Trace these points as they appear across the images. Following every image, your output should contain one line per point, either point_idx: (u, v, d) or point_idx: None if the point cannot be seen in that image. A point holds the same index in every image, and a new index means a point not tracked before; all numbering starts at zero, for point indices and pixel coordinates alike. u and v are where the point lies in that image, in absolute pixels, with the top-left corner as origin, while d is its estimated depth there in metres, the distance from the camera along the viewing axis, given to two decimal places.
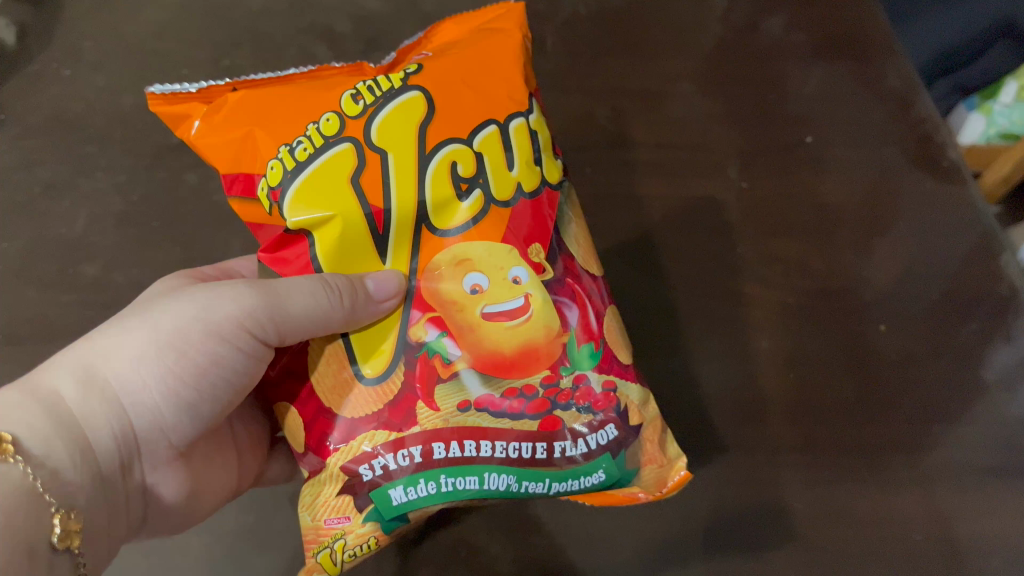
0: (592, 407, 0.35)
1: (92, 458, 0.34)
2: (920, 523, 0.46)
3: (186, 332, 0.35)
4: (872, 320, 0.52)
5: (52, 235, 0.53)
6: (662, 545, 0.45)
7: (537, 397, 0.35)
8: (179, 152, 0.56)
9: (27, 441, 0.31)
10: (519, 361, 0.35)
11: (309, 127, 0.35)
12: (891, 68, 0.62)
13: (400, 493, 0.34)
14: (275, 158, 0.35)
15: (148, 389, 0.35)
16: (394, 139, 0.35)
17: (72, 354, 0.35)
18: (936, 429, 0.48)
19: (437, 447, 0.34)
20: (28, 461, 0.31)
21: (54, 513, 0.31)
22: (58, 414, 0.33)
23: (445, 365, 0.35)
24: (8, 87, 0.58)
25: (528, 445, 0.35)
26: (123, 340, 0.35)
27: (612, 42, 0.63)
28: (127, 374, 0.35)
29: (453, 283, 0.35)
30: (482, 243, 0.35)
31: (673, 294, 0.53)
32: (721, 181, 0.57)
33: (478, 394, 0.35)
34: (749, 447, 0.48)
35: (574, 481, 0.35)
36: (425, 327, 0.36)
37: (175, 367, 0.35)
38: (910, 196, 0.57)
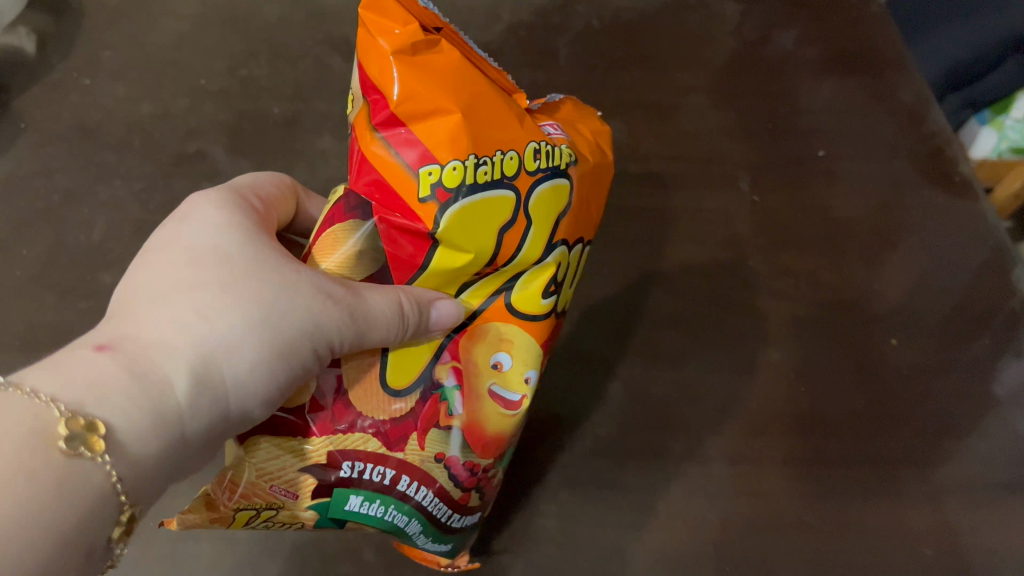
0: (486, 494, 0.38)
1: (179, 461, 0.29)
2: (931, 537, 0.46)
3: (295, 340, 0.32)
4: (884, 333, 0.52)
5: (71, 241, 0.53)
6: (673, 555, 0.45)
7: (474, 474, 0.36)
8: (196, 161, 0.56)
9: (125, 432, 0.27)
10: (489, 443, 0.36)
11: (496, 153, 0.34)
12: (903, 83, 0.63)
13: (356, 502, 0.34)
14: (461, 161, 0.32)
15: (250, 394, 0.31)
16: (540, 215, 0.35)
17: (189, 331, 0.29)
18: (945, 443, 0.49)
19: (405, 479, 0.35)
20: (117, 460, 0.26)
21: (122, 513, 0.27)
22: (165, 410, 0.28)
23: (446, 415, 0.35)
24: (27, 94, 0.59)
25: (444, 507, 0.36)
26: (239, 332, 0.30)
27: (624, 56, 0.63)
28: (238, 370, 0.30)
29: (486, 349, 0.36)
30: (528, 336, 0.37)
31: (685, 305, 0.53)
32: (732, 194, 0.57)
33: (455, 453, 0.36)
34: (759, 459, 0.48)
35: (435, 546, 0.38)
36: (449, 371, 0.36)
37: (277, 374, 0.32)
38: (921, 210, 0.57)
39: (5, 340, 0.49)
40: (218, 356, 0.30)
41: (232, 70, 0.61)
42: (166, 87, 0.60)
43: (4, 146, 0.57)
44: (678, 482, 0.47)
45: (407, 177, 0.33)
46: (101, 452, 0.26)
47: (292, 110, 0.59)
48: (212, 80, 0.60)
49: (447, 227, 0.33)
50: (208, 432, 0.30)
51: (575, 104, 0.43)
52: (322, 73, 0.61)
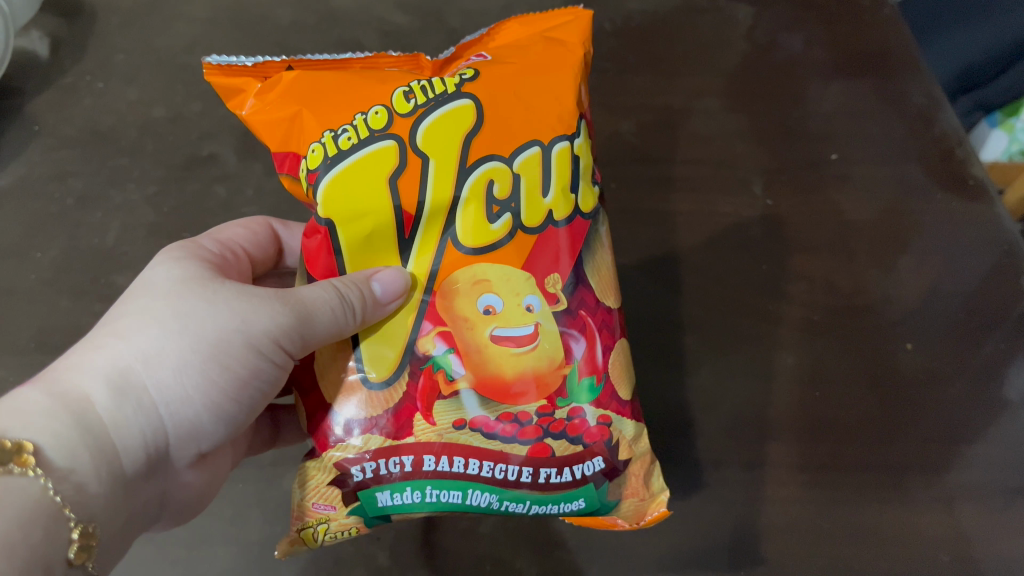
0: (583, 439, 0.35)
1: (118, 469, 0.32)
2: (946, 544, 0.46)
3: (227, 343, 0.35)
4: (898, 338, 0.52)
5: (85, 245, 0.53)
6: (685, 559, 0.45)
7: (530, 424, 0.35)
8: (209, 165, 0.57)
9: (51, 451, 0.30)
10: (518, 386, 0.35)
11: (356, 117, 0.35)
12: (915, 86, 0.62)
13: (387, 496, 0.34)
14: (318, 142, 0.35)
15: (189, 401, 0.34)
16: (437, 146, 0.35)
17: (107, 355, 0.33)
18: (959, 448, 0.48)
19: (428, 459, 0.34)
20: (49, 475, 0.29)
21: (72, 528, 0.30)
22: (87, 422, 0.32)
23: (448, 382, 0.35)
24: (41, 98, 0.59)
25: (515, 469, 0.34)
26: (161, 346, 0.33)
27: (636, 59, 0.63)
28: (161, 380, 0.33)
29: (467, 300, 0.35)
30: (500, 266, 0.35)
31: (698, 309, 0.53)
32: (746, 198, 0.57)
33: (475, 413, 0.35)
34: (775, 464, 0.48)
35: (554, 506, 0.35)
36: (434, 339, 0.35)
37: (217, 379, 0.35)
38: (932, 213, 0.57)
39: (18, 344, 0.49)
40: (140, 371, 0.33)
41: None
42: (179, 90, 0.60)
43: (18, 149, 0.57)
44: (692, 487, 0.47)
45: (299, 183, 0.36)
46: (32, 469, 0.29)
47: None
48: None
49: (325, 204, 0.34)
50: (138, 440, 0.33)
51: (520, 19, 0.40)
52: None
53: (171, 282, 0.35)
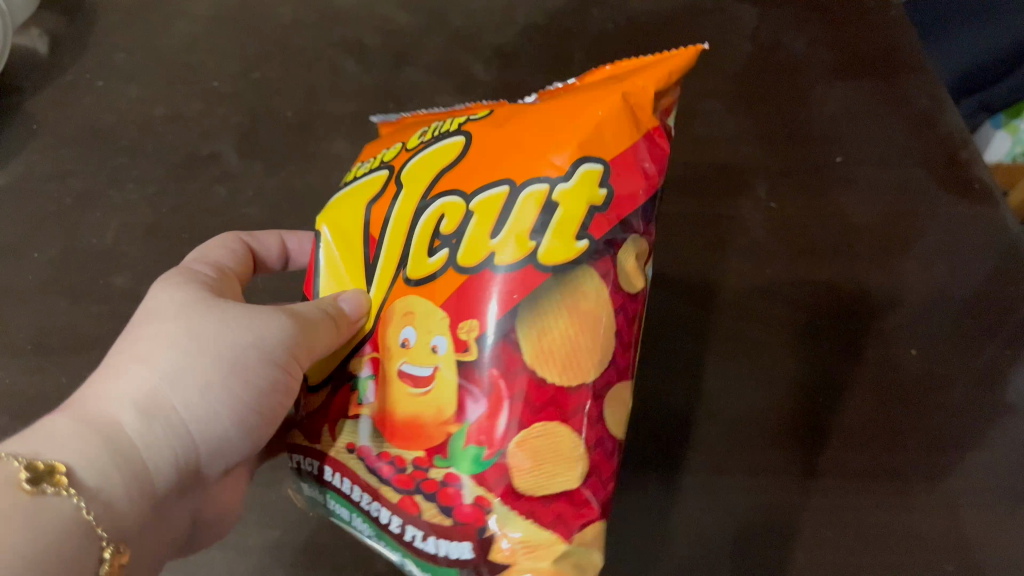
0: (451, 512, 0.29)
1: (153, 493, 0.31)
2: (950, 550, 0.45)
3: (244, 359, 0.34)
4: (901, 343, 0.51)
5: (84, 245, 0.53)
6: (687, 566, 0.45)
7: (403, 472, 0.31)
8: (209, 164, 0.56)
9: (86, 472, 0.29)
10: (405, 430, 0.31)
11: (381, 154, 0.38)
12: (919, 88, 0.62)
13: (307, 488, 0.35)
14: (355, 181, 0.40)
15: (213, 422, 0.34)
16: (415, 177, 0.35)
17: (127, 376, 0.32)
18: (962, 452, 0.48)
19: (329, 472, 0.34)
20: (83, 494, 0.28)
21: (104, 547, 0.28)
22: (121, 444, 0.30)
23: (357, 406, 0.34)
24: (41, 96, 0.59)
25: (386, 512, 0.31)
26: (180, 366, 0.33)
27: (639, 59, 0.63)
28: (188, 400, 0.33)
29: (394, 330, 0.32)
30: (429, 300, 0.31)
31: (701, 312, 0.53)
32: (749, 201, 0.57)
33: (366, 443, 0.33)
34: (777, 470, 0.47)
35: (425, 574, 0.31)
36: (366, 362, 0.34)
37: (237, 398, 0.34)
38: (935, 215, 0.56)
39: (16, 346, 0.49)
40: (159, 393, 0.32)
41: (245, 72, 0.60)
42: (179, 89, 0.59)
43: (17, 148, 0.56)
44: (696, 493, 0.47)
45: None
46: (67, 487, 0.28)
47: (306, 113, 0.58)
48: (225, 82, 0.60)
49: (321, 223, 0.37)
50: (171, 462, 0.32)
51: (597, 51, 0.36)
52: (335, 75, 0.60)
53: (179, 304, 0.35)
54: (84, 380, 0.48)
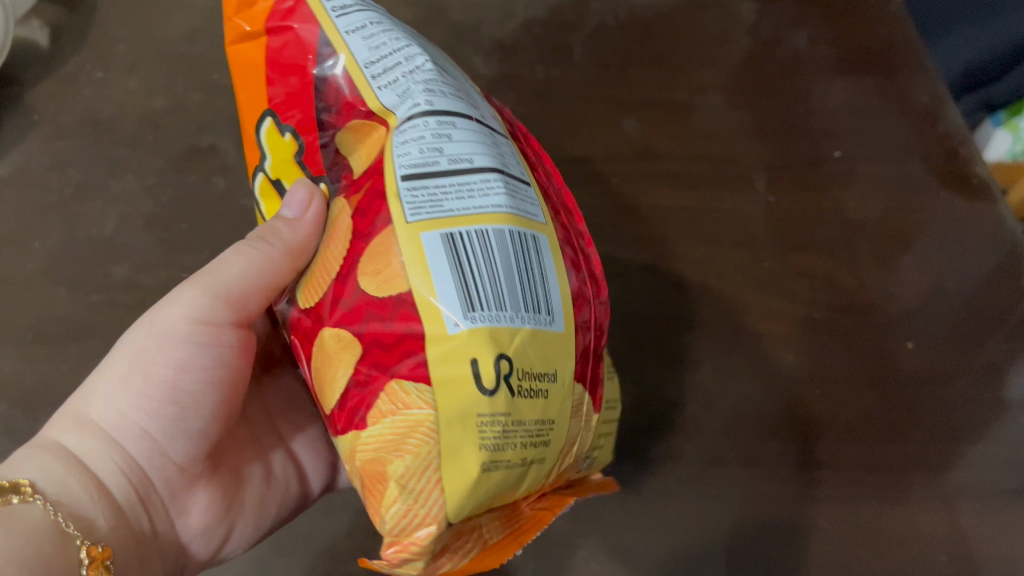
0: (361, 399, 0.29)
1: (110, 494, 0.35)
2: (943, 543, 0.46)
3: (141, 350, 0.36)
4: (899, 337, 0.52)
5: (83, 235, 0.53)
6: (682, 557, 0.45)
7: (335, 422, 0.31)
8: (209, 156, 0.56)
9: (43, 483, 0.33)
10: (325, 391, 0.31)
11: None
12: (919, 84, 0.62)
13: None
14: None
15: (133, 415, 0.35)
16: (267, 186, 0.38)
17: (64, 406, 0.36)
18: (960, 447, 0.48)
19: None
20: (48, 500, 0.32)
21: (82, 545, 0.31)
22: (66, 456, 0.34)
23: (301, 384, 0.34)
24: (41, 87, 0.59)
25: None
26: (99, 382, 0.36)
27: (639, 53, 0.63)
28: (106, 410, 0.35)
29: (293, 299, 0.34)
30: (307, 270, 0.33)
31: (697, 306, 0.53)
32: (748, 194, 0.57)
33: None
34: (771, 462, 0.48)
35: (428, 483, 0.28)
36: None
37: (146, 387, 0.35)
38: (934, 211, 0.56)
39: (17, 335, 0.49)
40: (83, 414, 0.35)
41: None
42: (179, 81, 0.59)
43: (17, 139, 0.57)
44: (692, 484, 0.47)
45: None
46: (35, 497, 0.31)
47: None
48: (225, 75, 0.60)
49: None
50: (117, 468, 0.35)
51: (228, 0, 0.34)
52: None
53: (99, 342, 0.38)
54: (86, 369, 0.48)
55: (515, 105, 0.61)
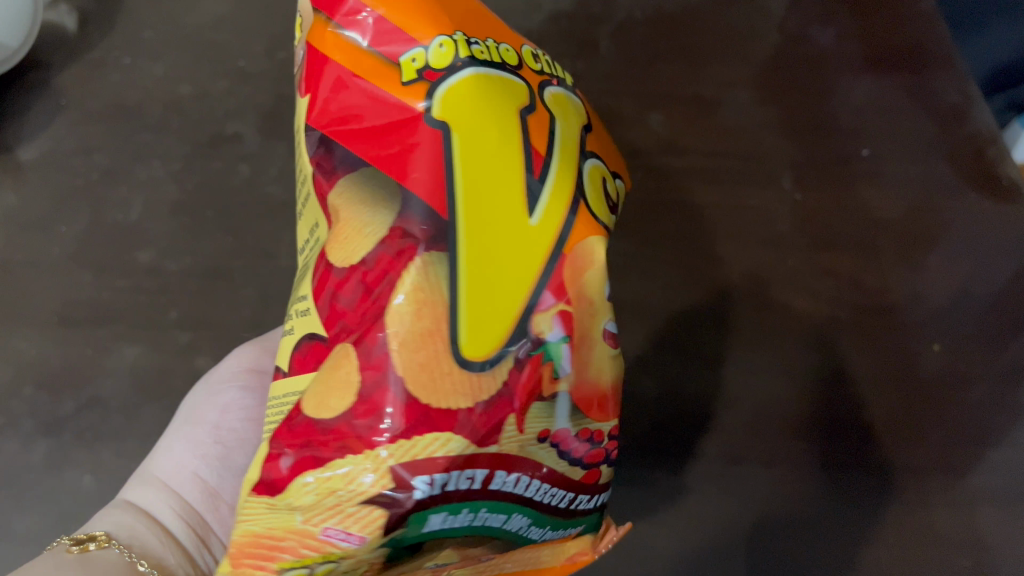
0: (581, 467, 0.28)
1: (172, 529, 0.39)
2: (965, 549, 0.45)
3: (201, 409, 0.45)
4: (925, 339, 0.51)
5: (109, 221, 0.53)
6: (706, 556, 0.45)
7: (597, 447, 0.27)
8: (233, 143, 0.57)
9: (114, 532, 0.37)
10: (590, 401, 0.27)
11: (455, 33, 0.27)
12: (949, 83, 0.61)
13: (439, 521, 0.24)
14: (446, 37, 0.27)
15: (191, 463, 0.43)
16: (556, 146, 0.28)
17: (136, 474, 0.43)
18: (983, 451, 0.47)
19: (500, 476, 0.25)
20: (118, 544, 0.36)
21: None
22: (135, 507, 0.40)
23: (552, 381, 0.26)
24: (69, 71, 0.59)
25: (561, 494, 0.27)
26: (161, 451, 0.43)
27: (666, 48, 0.63)
28: (170, 467, 0.42)
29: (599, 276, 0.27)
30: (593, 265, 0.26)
31: (722, 304, 0.52)
32: (774, 191, 0.56)
33: (562, 426, 0.26)
34: (794, 461, 0.47)
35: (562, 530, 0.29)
36: (553, 318, 0.25)
37: (202, 436, 0.44)
38: (958, 213, 0.55)
39: (42, 318, 0.50)
40: (147, 473, 0.42)
41: (271, 52, 0.60)
42: (205, 67, 0.60)
43: (44, 122, 0.57)
44: (713, 480, 0.47)
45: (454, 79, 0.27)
46: (110, 543, 0.36)
47: None
48: (250, 62, 0.60)
49: (453, 90, 0.26)
50: (175, 511, 0.40)
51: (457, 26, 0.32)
52: None
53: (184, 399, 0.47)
54: (109, 353, 0.49)
55: None
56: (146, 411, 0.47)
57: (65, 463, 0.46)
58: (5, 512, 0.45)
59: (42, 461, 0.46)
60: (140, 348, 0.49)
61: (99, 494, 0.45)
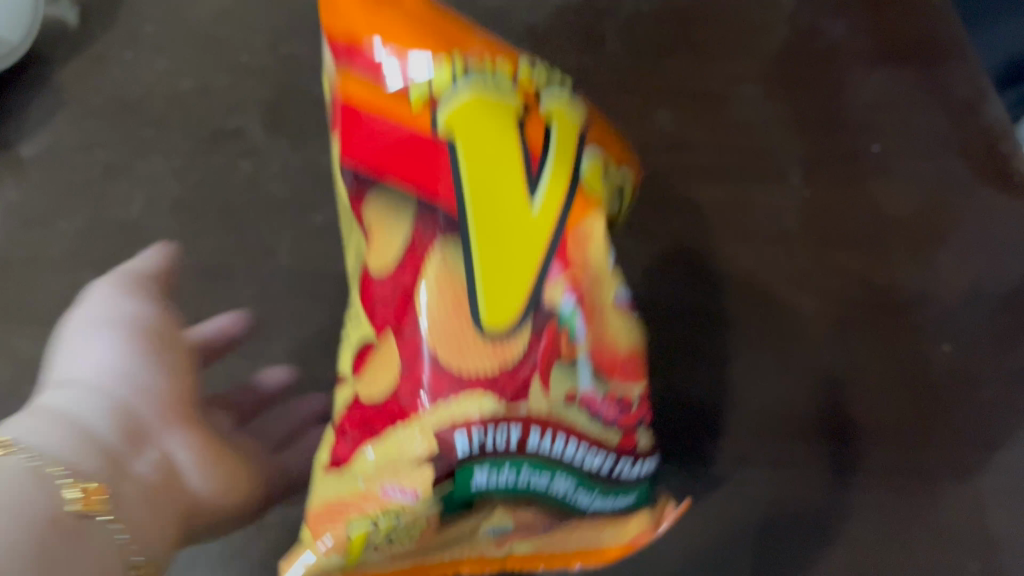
0: (620, 429, 0.30)
1: (123, 456, 0.35)
2: (973, 552, 0.45)
3: (102, 342, 0.39)
4: (936, 339, 0.50)
5: (111, 217, 0.53)
6: (710, 561, 0.45)
7: (630, 406, 0.30)
8: (235, 138, 0.56)
9: (40, 445, 0.32)
10: (618, 365, 0.30)
11: (429, 74, 0.32)
12: (962, 76, 0.60)
13: (484, 475, 0.28)
14: (427, 71, 0.32)
15: (102, 367, 0.38)
16: (479, 125, 0.31)
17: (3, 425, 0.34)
18: (992, 453, 0.47)
19: (533, 435, 0.29)
20: (39, 456, 0.31)
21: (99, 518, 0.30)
22: (63, 415, 0.34)
23: (569, 345, 0.29)
24: (70, 66, 0.59)
25: (602, 458, 0.30)
26: (49, 397, 0.37)
27: (674, 41, 0.62)
28: (91, 366, 0.38)
29: (598, 250, 0.30)
30: (587, 240, 0.30)
31: (729, 303, 0.52)
32: (783, 188, 0.56)
33: (588, 387, 0.29)
34: (801, 464, 0.47)
35: (616, 498, 0.31)
36: (563, 287, 0.29)
37: (112, 371, 0.38)
38: (969, 208, 0.54)
39: (43, 316, 0.49)
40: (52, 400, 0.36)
41: (274, 45, 0.60)
42: (208, 61, 0.59)
43: (46, 118, 0.57)
44: (713, 486, 0.46)
45: (400, 105, 0.32)
46: (13, 449, 0.31)
47: None
48: (253, 56, 0.59)
49: (445, 117, 0.31)
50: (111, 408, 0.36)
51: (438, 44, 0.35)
52: None
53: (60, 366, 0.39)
54: None
55: None
56: None
57: None
58: None
59: None
60: None
61: None
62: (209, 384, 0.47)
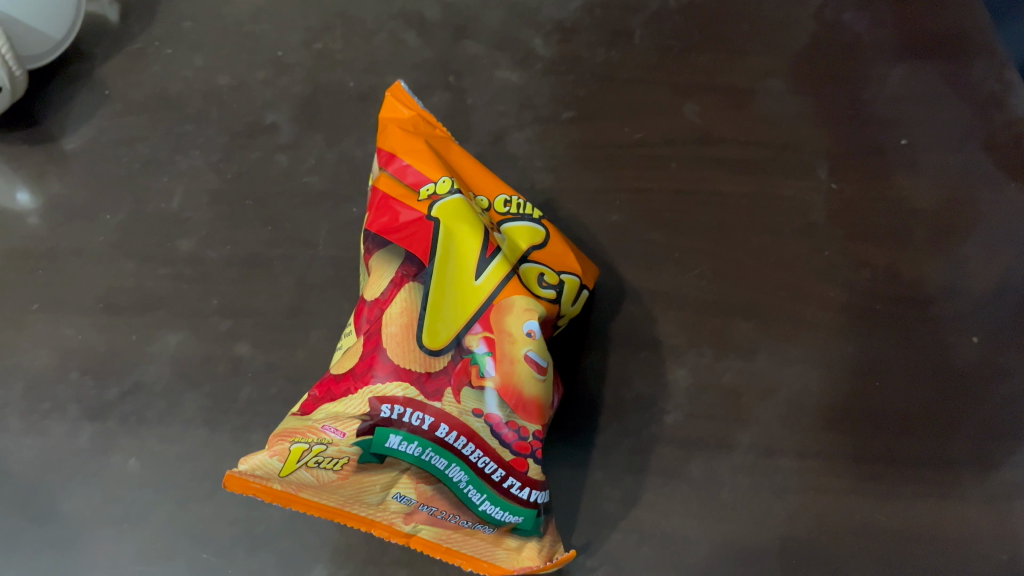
0: (515, 449, 0.37)
1: None
2: (1002, 543, 0.44)
3: None
4: (964, 331, 0.51)
5: (152, 210, 0.54)
6: (744, 549, 0.44)
7: (526, 439, 0.37)
8: (270, 133, 0.57)
9: None
10: (521, 405, 0.37)
11: (442, 178, 0.40)
12: (987, 70, 0.60)
13: (396, 442, 0.35)
14: (436, 182, 0.40)
15: None
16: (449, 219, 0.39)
17: None
18: (1016, 444, 0.47)
19: (444, 428, 0.36)
20: None
21: None
22: None
23: (479, 377, 0.37)
24: (112, 62, 0.60)
25: (498, 470, 0.37)
26: None
27: (699, 36, 0.63)
28: None
29: (516, 320, 0.38)
30: (519, 300, 0.38)
31: (756, 296, 0.52)
32: (810, 182, 0.56)
33: (493, 410, 0.37)
34: (829, 454, 0.47)
35: (500, 511, 0.37)
36: (480, 340, 0.37)
37: None
38: (994, 202, 0.55)
39: (87, 305, 0.51)
40: None
41: (308, 43, 0.62)
42: (245, 58, 0.61)
43: (88, 113, 0.58)
44: (746, 473, 0.46)
45: (407, 188, 0.41)
46: None
47: (366, 84, 0.60)
48: (288, 53, 0.61)
49: (440, 206, 0.39)
50: None
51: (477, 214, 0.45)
52: (397, 48, 0.62)
53: None
54: (152, 340, 0.50)
55: (575, 87, 0.61)
56: (188, 397, 0.48)
57: (110, 448, 0.46)
58: (51, 494, 0.45)
59: (88, 445, 0.46)
60: (182, 335, 0.50)
61: (144, 478, 0.45)
62: (248, 370, 0.48)
